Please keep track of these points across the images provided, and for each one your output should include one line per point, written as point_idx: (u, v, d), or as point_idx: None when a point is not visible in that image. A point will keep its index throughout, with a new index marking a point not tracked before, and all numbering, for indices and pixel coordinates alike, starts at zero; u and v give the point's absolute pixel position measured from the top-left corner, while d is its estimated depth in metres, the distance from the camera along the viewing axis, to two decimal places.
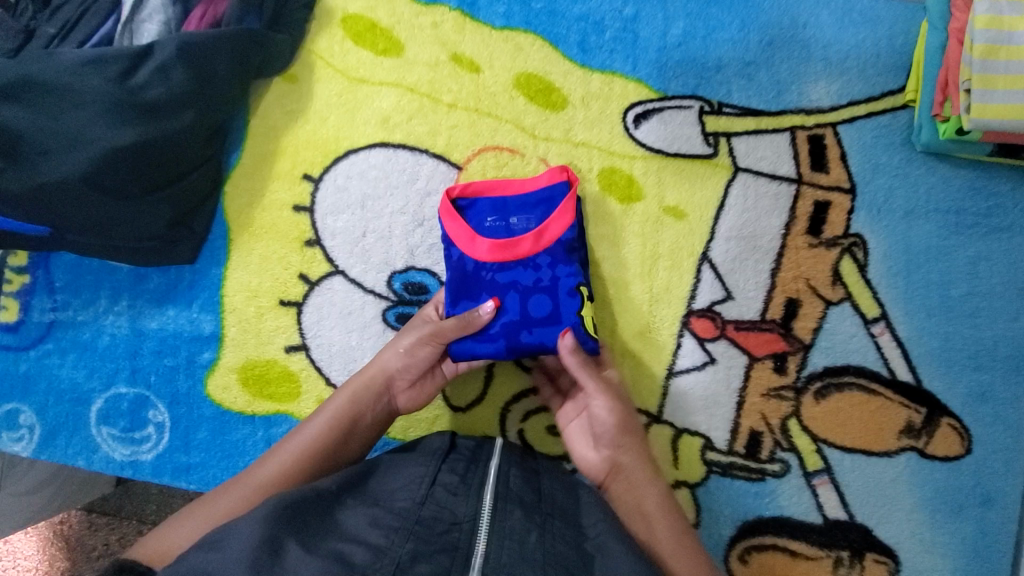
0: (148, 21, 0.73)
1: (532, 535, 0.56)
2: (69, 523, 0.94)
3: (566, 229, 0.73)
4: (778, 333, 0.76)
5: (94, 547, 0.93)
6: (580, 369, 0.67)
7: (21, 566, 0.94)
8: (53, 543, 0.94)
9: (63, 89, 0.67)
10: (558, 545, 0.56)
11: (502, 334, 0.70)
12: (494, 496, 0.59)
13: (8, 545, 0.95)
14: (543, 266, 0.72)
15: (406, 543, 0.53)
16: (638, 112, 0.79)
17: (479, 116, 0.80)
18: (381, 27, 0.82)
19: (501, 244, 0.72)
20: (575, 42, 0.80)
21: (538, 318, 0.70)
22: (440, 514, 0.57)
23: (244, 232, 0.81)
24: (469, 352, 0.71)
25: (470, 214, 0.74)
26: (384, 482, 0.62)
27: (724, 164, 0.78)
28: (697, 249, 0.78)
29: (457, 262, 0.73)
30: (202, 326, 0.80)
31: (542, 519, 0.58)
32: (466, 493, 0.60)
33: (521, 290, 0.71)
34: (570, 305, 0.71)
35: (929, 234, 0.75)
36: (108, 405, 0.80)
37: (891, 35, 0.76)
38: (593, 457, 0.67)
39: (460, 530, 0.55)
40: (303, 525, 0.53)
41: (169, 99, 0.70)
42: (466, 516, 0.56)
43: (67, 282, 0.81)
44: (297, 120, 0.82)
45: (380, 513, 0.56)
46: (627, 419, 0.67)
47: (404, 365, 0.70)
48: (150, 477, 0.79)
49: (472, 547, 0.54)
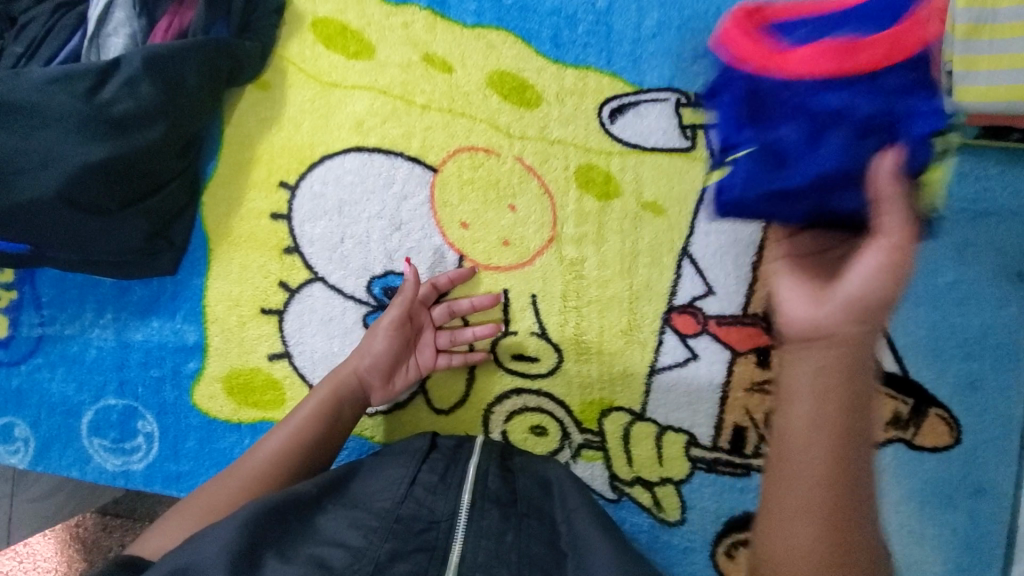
0: (114, 35, 0.73)
1: (509, 535, 0.57)
2: (85, 524, 0.94)
3: (930, 37, 0.64)
4: (761, 327, 0.75)
5: (110, 547, 0.92)
6: (894, 195, 0.59)
7: (41, 567, 0.93)
8: (71, 544, 0.94)
9: (31, 108, 0.68)
10: (534, 546, 0.57)
11: (814, 192, 0.63)
12: (473, 494, 0.60)
13: (28, 547, 0.94)
14: (881, 87, 0.63)
15: (385, 544, 0.55)
16: (613, 107, 0.78)
17: (453, 117, 0.80)
18: (352, 30, 0.81)
19: (840, 51, 0.64)
20: (547, 37, 0.79)
21: (860, 170, 0.62)
22: (420, 512, 0.58)
23: (224, 242, 0.81)
24: (756, 204, 0.67)
25: (780, 33, 0.70)
26: (365, 483, 0.62)
27: (702, 156, 0.76)
28: (677, 244, 0.76)
29: (748, 84, 0.68)
30: (185, 337, 0.81)
31: (518, 520, 0.59)
32: (445, 492, 0.60)
33: (848, 130, 0.63)
34: (915, 157, 0.62)
35: None
36: (99, 416, 0.81)
37: None
38: (799, 312, 0.56)
39: (438, 529, 0.57)
40: (282, 531, 0.55)
41: (139, 112, 0.70)
42: (445, 514, 0.58)
43: (53, 297, 0.82)
44: (271, 127, 0.81)
45: (358, 514, 0.58)
46: (875, 292, 0.55)
47: (372, 363, 0.72)
48: (142, 486, 0.81)
49: (449, 546, 0.56)
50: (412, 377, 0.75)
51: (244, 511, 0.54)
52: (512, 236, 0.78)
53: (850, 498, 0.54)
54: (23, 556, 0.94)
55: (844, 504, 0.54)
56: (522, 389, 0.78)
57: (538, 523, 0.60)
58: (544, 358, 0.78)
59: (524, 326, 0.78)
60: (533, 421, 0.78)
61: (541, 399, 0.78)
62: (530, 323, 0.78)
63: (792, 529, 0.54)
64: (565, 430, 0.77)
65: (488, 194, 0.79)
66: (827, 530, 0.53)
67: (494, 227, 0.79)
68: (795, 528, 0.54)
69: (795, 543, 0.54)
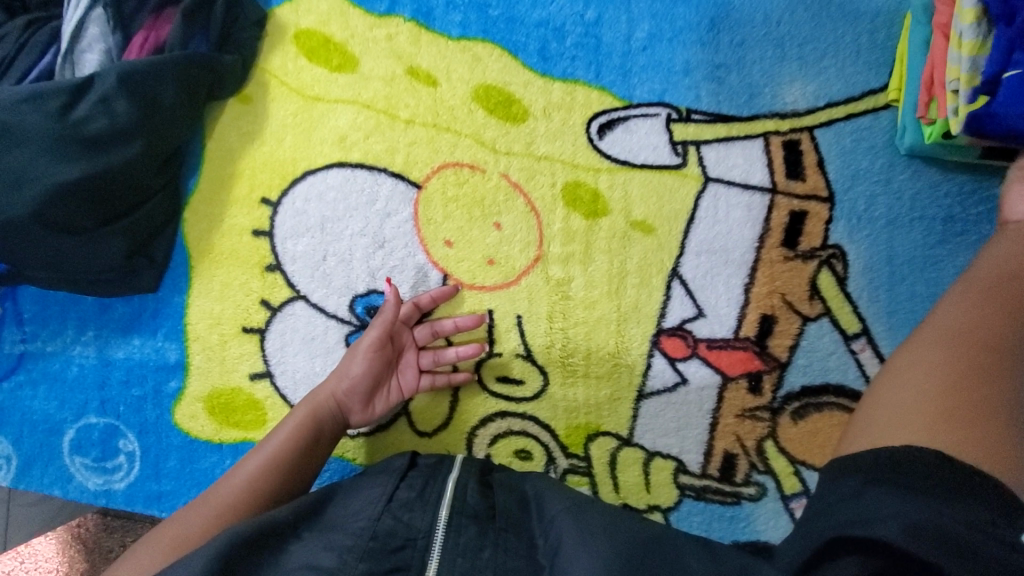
0: (88, 51, 0.73)
1: (486, 551, 0.53)
2: (86, 525, 0.88)
3: None
4: (753, 351, 0.72)
5: (112, 549, 0.87)
6: None
7: (42, 569, 0.88)
8: (72, 546, 0.88)
9: (4, 128, 0.67)
10: (512, 559, 0.53)
11: None
12: (450, 510, 0.56)
13: (30, 548, 0.89)
14: None
15: (359, 564, 0.51)
16: (602, 122, 0.75)
17: (437, 132, 0.78)
18: (335, 42, 0.80)
19: None
20: (534, 49, 0.77)
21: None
22: (396, 528, 0.54)
23: (205, 259, 0.80)
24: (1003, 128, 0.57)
25: None
26: (342, 507, 0.57)
27: (693, 174, 0.74)
28: (667, 265, 0.74)
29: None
30: (167, 355, 0.80)
31: (495, 535, 0.55)
32: (424, 508, 0.56)
33: None
34: None
35: (914, 244, 0.71)
36: (81, 435, 0.81)
37: (873, 29, 0.72)
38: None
39: (414, 546, 0.53)
40: (252, 563, 0.50)
41: (113, 130, 0.69)
42: (421, 531, 0.54)
43: (35, 314, 0.82)
44: (253, 142, 0.80)
45: (333, 536, 0.53)
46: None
47: (351, 387, 0.70)
48: (123, 506, 0.80)
49: (425, 564, 0.52)
50: (393, 400, 0.73)
51: (213, 544, 0.50)
52: (497, 255, 0.76)
53: (987, 392, 0.45)
54: (24, 557, 0.88)
55: (994, 384, 0.45)
56: (507, 412, 0.76)
57: (518, 537, 0.55)
58: (529, 381, 0.76)
59: (508, 347, 0.76)
60: (518, 445, 0.76)
61: (526, 423, 0.76)
62: (515, 344, 0.76)
63: (899, 389, 0.49)
64: (551, 455, 0.75)
65: (473, 212, 0.77)
66: (944, 407, 0.45)
67: (478, 245, 0.77)
68: (905, 394, 0.48)
69: (890, 401, 0.49)
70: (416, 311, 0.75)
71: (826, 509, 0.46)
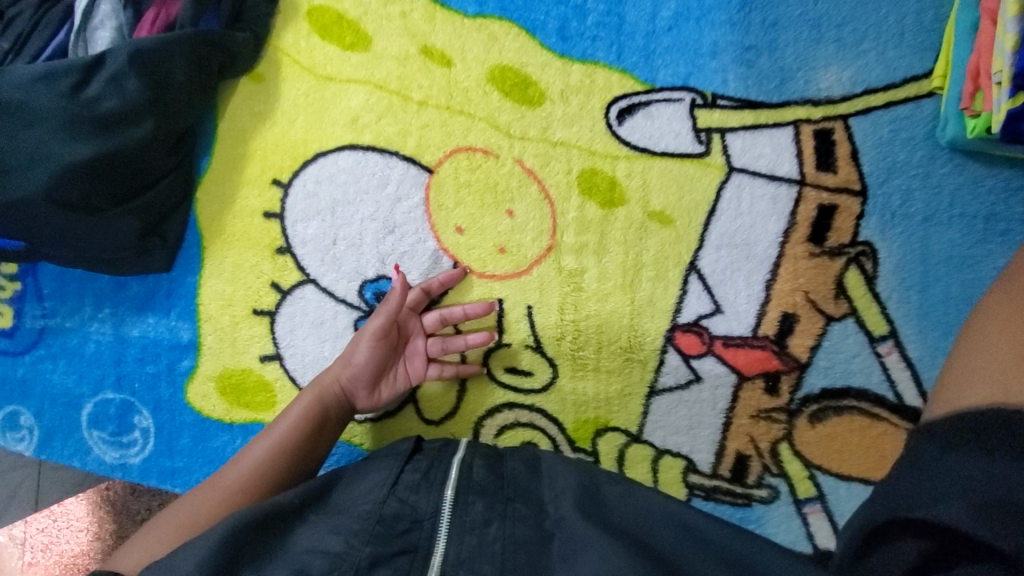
0: (101, 28, 0.72)
1: (493, 526, 0.53)
2: (114, 488, 0.90)
3: None
4: (771, 350, 0.69)
5: (139, 511, 0.89)
6: None
7: (74, 527, 0.91)
8: (101, 507, 0.91)
9: (19, 107, 0.67)
10: (519, 529, 0.53)
11: None
12: (456, 489, 0.55)
13: (62, 507, 0.92)
14: None
15: (365, 547, 0.50)
16: (622, 106, 0.72)
17: (451, 114, 0.75)
18: (348, 19, 0.77)
19: None
20: (554, 29, 0.74)
21: None
22: (403, 511, 0.54)
23: (217, 240, 0.80)
24: None
25: None
26: (348, 491, 0.57)
27: (716, 163, 0.70)
28: (685, 258, 0.71)
29: None
30: (180, 334, 0.81)
31: (503, 506, 0.55)
32: (429, 489, 0.56)
33: None
34: None
35: (951, 243, 0.66)
36: (98, 409, 0.83)
37: (920, 9, 0.67)
38: None
39: (421, 528, 0.53)
40: (260, 546, 0.51)
41: (124, 109, 0.68)
42: (428, 512, 0.54)
43: (54, 290, 0.83)
44: (265, 122, 0.79)
45: (340, 519, 0.53)
46: None
47: (356, 374, 0.70)
48: (139, 479, 0.82)
49: (432, 547, 0.52)
50: (400, 387, 0.73)
51: (221, 527, 0.50)
52: (509, 244, 0.74)
53: None
54: (57, 516, 0.92)
55: None
56: (514, 404, 0.75)
57: (526, 505, 0.56)
58: (538, 373, 0.74)
59: (518, 338, 0.75)
60: (525, 436, 0.75)
61: (533, 415, 0.75)
62: (525, 335, 0.75)
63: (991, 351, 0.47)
64: (557, 448, 0.74)
65: (485, 198, 0.75)
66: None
67: (490, 233, 0.75)
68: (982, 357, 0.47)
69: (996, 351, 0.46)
70: (424, 296, 0.74)
71: (901, 486, 0.43)
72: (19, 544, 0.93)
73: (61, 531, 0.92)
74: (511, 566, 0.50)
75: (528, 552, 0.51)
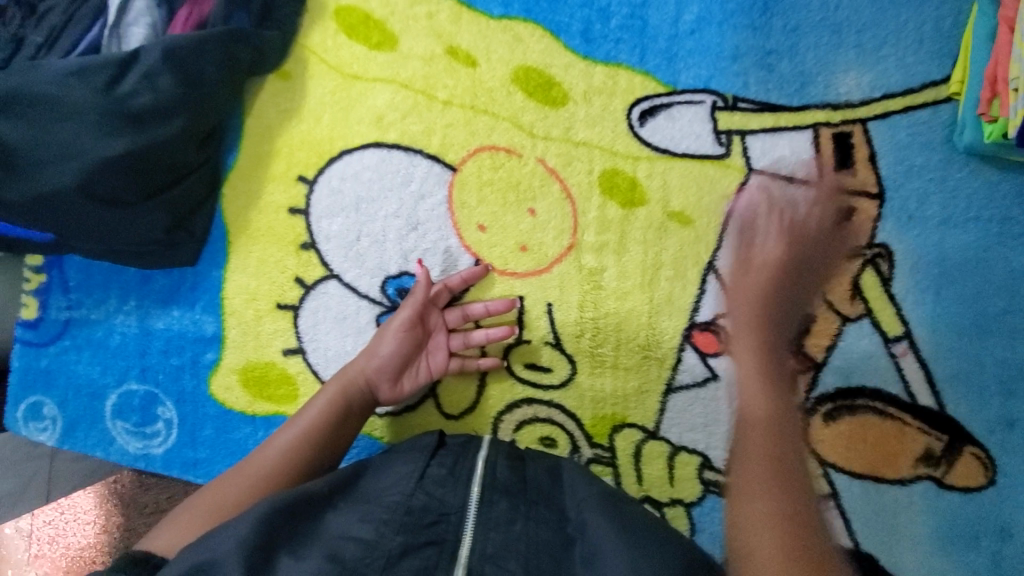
0: (135, 24, 0.73)
1: (517, 524, 0.54)
2: (123, 482, 0.92)
3: None
4: (787, 350, 0.71)
5: (148, 504, 0.91)
6: None
7: (81, 519, 0.93)
8: (108, 500, 0.93)
9: (52, 101, 0.68)
10: (543, 531, 0.54)
11: None
12: (482, 487, 0.56)
13: (69, 500, 0.93)
14: None
15: (397, 536, 0.52)
16: (644, 108, 0.73)
17: (475, 114, 0.77)
18: (375, 19, 0.79)
19: None
20: (577, 31, 0.75)
21: None
22: (430, 504, 0.55)
23: (242, 235, 0.81)
24: None
25: None
26: (375, 481, 0.58)
27: (736, 165, 0.72)
28: (703, 258, 0.72)
29: None
30: (204, 328, 0.82)
31: (527, 507, 0.56)
32: (455, 484, 0.57)
33: None
34: None
35: (966, 247, 0.68)
36: (122, 400, 0.84)
37: (939, 16, 0.68)
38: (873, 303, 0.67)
39: (448, 521, 0.54)
40: (294, 531, 0.52)
41: (158, 105, 0.70)
42: (455, 506, 0.55)
43: (80, 282, 0.84)
44: (291, 119, 0.80)
45: (369, 508, 0.54)
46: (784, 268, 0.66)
47: (381, 366, 0.71)
48: (162, 469, 0.83)
49: (459, 538, 0.53)
50: (421, 380, 0.74)
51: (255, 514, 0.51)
52: (531, 242, 0.76)
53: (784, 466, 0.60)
54: (64, 509, 0.93)
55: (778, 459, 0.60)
56: (534, 399, 0.76)
57: (548, 508, 0.57)
58: (557, 369, 0.76)
59: (538, 335, 0.76)
60: (543, 431, 0.76)
61: (551, 410, 0.76)
62: (545, 332, 0.76)
63: None
64: (575, 443, 0.76)
65: (508, 197, 0.76)
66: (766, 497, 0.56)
67: (512, 231, 0.76)
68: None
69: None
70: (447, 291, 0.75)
71: None
72: (25, 537, 0.94)
73: (68, 523, 0.93)
74: (534, 566, 0.52)
75: (551, 554, 0.53)
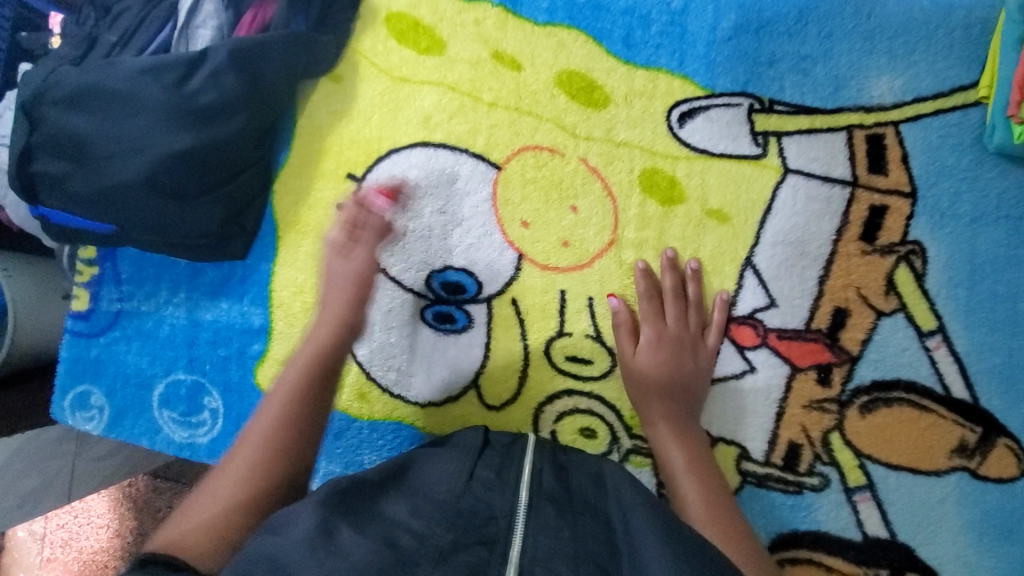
0: (202, 27, 0.77)
1: (566, 531, 0.52)
2: (137, 486, 1.01)
3: None
4: (823, 343, 0.73)
5: (161, 508, 1.00)
6: None
7: (95, 522, 1.02)
8: (122, 503, 1.02)
9: (125, 97, 0.72)
10: (592, 543, 0.52)
11: None
12: (529, 493, 0.55)
13: (83, 504, 1.03)
14: None
15: (446, 533, 0.50)
16: (683, 110, 0.77)
17: (519, 115, 0.80)
18: (424, 25, 0.82)
19: None
20: (619, 37, 0.78)
21: None
22: (479, 507, 0.53)
23: (291, 230, 0.84)
24: None
25: None
26: (424, 472, 0.59)
27: (772, 165, 0.75)
28: (741, 254, 0.75)
29: None
30: (252, 319, 0.84)
31: (574, 517, 0.55)
32: (503, 489, 0.56)
33: None
34: None
35: (997, 244, 0.70)
36: (169, 390, 0.86)
37: (968, 24, 0.72)
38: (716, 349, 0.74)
39: (498, 523, 0.52)
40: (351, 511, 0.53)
41: (221, 102, 0.73)
42: (504, 511, 0.53)
43: (132, 274, 0.87)
44: (341, 120, 0.83)
45: (422, 494, 0.55)
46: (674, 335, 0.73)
47: None
48: (206, 459, 0.85)
49: (510, 540, 0.50)
50: None
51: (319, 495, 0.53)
52: (572, 238, 0.78)
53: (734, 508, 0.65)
54: (77, 512, 1.03)
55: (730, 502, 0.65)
56: (573, 391, 0.78)
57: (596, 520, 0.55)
58: (597, 361, 0.78)
59: (579, 328, 0.78)
60: (583, 423, 0.78)
61: (591, 402, 0.78)
62: (585, 325, 0.78)
63: None
64: (614, 434, 0.78)
65: (551, 194, 0.79)
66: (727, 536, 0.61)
67: (555, 228, 0.79)
68: None
69: None
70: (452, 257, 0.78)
71: None
72: (36, 540, 1.05)
73: (83, 525, 1.03)
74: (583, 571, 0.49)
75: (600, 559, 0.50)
